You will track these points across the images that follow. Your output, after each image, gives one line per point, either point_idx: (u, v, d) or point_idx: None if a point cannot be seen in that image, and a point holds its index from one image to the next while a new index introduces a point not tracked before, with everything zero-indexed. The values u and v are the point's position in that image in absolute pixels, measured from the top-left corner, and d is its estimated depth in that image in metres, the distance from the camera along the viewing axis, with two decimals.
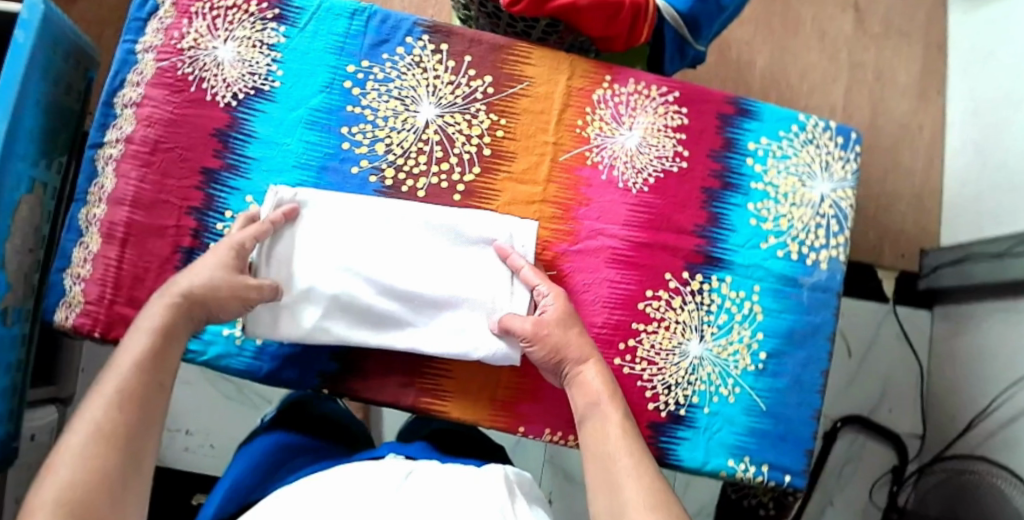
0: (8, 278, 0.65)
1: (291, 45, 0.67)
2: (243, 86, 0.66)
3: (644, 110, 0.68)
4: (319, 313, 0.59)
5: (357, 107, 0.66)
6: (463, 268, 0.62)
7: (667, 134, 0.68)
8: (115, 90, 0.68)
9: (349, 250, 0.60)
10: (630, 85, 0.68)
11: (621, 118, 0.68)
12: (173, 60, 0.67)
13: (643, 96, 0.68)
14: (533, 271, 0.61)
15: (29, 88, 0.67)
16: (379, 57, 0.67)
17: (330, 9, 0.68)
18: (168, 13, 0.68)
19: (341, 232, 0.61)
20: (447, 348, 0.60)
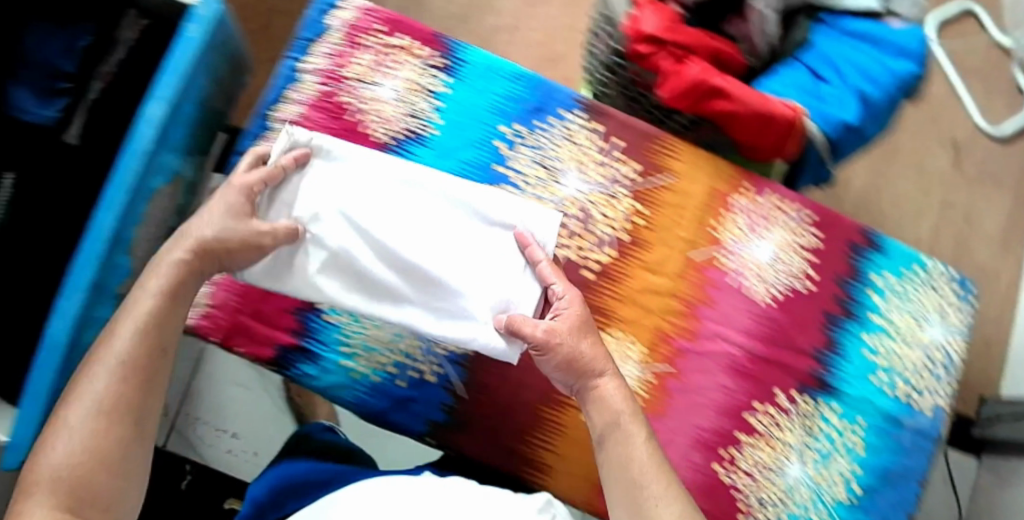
0: (133, 263, 0.66)
1: (452, 96, 0.68)
2: (400, 127, 0.68)
3: (781, 225, 0.69)
4: (319, 266, 0.58)
5: (505, 168, 0.67)
6: (479, 250, 0.60)
7: (798, 253, 0.69)
8: (272, 103, 0.68)
9: (359, 209, 0.59)
10: (766, 196, 0.69)
11: (758, 228, 0.68)
12: (335, 87, 0.68)
13: (781, 211, 0.69)
14: (550, 266, 0.59)
15: (192, 83, 0.66)
16: (534, 123, 0.68)
17: (494, 68, 0.69)
18: (336, 38, 0.69)
19: (356, 192, 0.60)
20: (447, 330, 0.58)
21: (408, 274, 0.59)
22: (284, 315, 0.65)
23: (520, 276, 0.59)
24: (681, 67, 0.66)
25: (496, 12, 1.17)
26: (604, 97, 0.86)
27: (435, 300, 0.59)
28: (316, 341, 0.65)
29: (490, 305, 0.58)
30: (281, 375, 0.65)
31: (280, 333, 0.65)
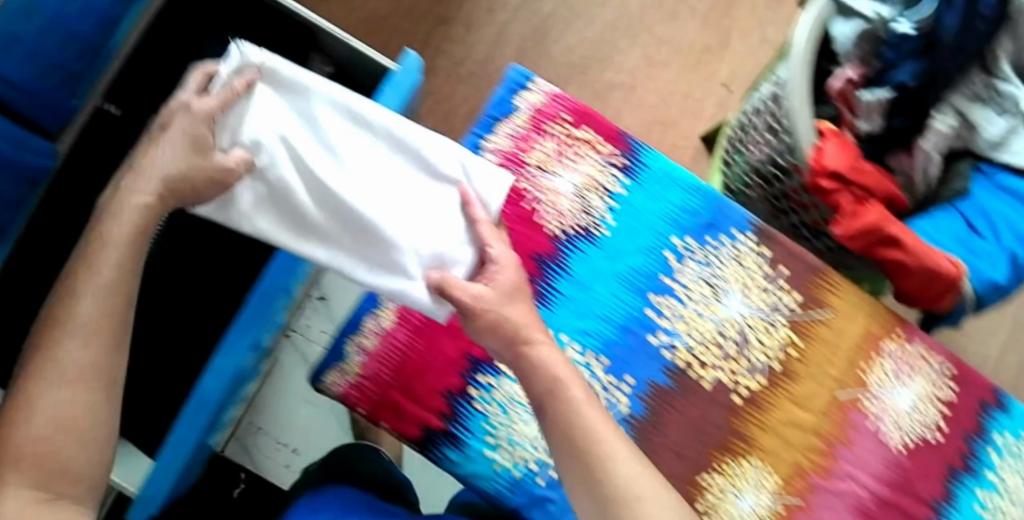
0: (282, 318, 0.66)
1: (628, 198, 0.68)
2: (573, 223, 0.67)
3: (923, 374, 0.70)
4: (246, 199, 0.48)
5: (671, 280, 0.67)
6: (416, 198, 0.52)
7: (935, 404, 0.70)
8: None
9: (291, 131, 0.50)
10: (918, 347, 0.70)
11: (902, 375, 0.69)
12: (514, 171, 0.67)
13: (926, 361, 0.70)
14: (491, 229, 0.51)
15: None
16: (706, 239, 0.67)
17: (674, 177, 0.68)
18: (522, 121, 0.68)
19: (318, 130, 0.50)
20: (381, 282, 0.51)
21: (316, 199, 0.50)
22: (436, 398, 0.65)
23: (456, 236, 0.51)
24: (860, 209, 0.66)
25: (615, 68, 1.17)
26: (744, 197, 0.86)
27: (403, 262, 0.51)
28: (463, 429, 0.64)
29: (418, 257, 0.51)
30: (423, 454, 0.65)
31: (428, 414, 0.64)
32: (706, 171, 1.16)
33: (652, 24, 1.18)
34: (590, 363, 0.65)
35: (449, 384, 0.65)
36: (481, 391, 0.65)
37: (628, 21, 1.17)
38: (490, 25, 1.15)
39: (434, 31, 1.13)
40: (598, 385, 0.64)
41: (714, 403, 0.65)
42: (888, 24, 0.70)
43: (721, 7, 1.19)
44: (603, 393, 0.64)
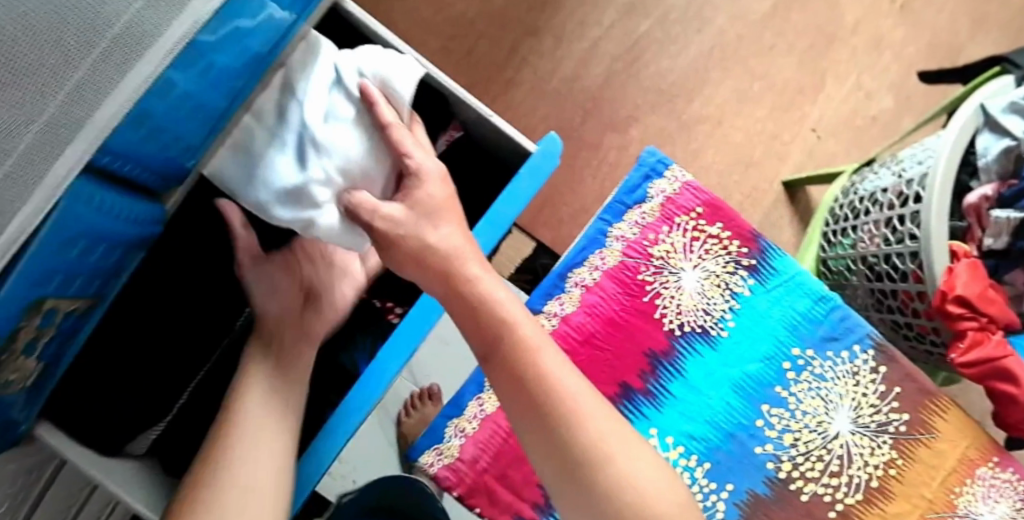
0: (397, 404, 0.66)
1: (751, 301, 0.66)
2: (692, 320, 0.66)
3: (1008, 498, 0.66)
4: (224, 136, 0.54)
5: (785, 390, 0.66)
6: (335, 122, 0.56)
7: None
8: (573, 263, 0.66)
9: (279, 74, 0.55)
10: (1007, 472, 0.67)
11: (988, 498, 0.66)
12: (639, 262, 0.65)
13: (1012, 487, 0.67)
14: (403, 131, 0.54)
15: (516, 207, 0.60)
16: (824, 351, 0.67)
17: (801, 285, 0.67)
18: (653, 210, 0.66)
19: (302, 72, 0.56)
20: (296, 204, 0.55)
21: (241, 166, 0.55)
22: (532, 487, 0.64)
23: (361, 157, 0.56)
24: (983, 340, 0.66)
25: (704, 100, 1.11)
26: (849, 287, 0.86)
27: (311, 176, 0.54)
28: None
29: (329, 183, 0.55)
30: None
31: (523, 504, 0.64)
32: (784, 215, 1.11)
33: (748, 56, 1.11)
34: (692, 466, 0.64)
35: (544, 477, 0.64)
36: None
37: (723, 51, 1.11)
38: (580, 41, 1.10)
39: (523, 41, 1.09)
40: (688, 479, 0.64)
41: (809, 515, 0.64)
42: None
43: (819, 46, 1.12)
44: (702, 498, 0.64)
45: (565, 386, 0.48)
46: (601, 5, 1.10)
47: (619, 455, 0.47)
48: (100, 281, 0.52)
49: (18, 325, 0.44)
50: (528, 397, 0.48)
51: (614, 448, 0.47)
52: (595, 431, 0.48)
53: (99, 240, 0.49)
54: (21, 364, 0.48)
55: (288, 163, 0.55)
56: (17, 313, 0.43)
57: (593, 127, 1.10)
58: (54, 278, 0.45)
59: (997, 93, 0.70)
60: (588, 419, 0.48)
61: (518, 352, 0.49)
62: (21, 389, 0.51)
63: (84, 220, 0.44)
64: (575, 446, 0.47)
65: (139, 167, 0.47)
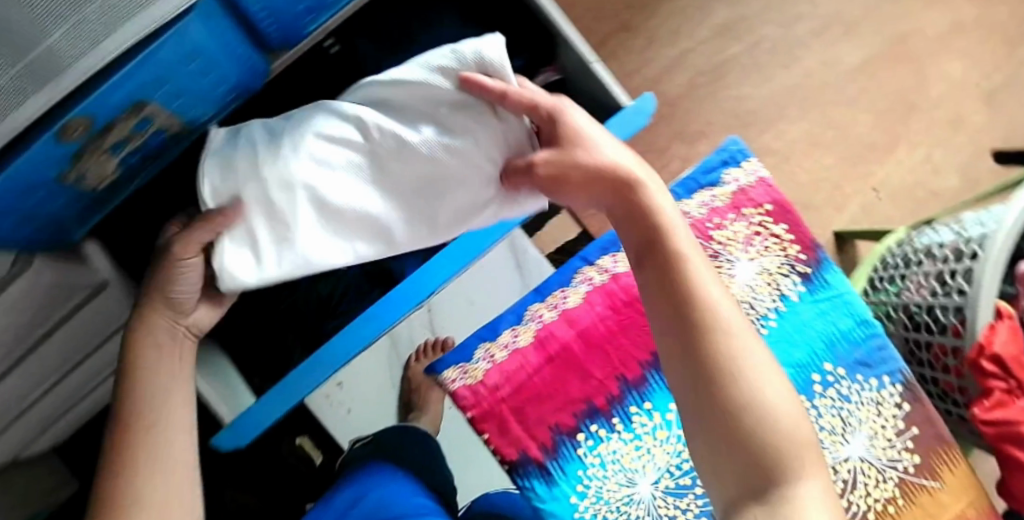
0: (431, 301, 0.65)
1: (796, 306, 0.67)
2: (735, 311, 0.66)
3: None
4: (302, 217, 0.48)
5: (808, 401, 0.67)
6: (436, 135, 0.49)
7: None
8: None
9: (303, 138, 0.48)
10: None
11: None
12: (697, 242, 0.65)
13: None
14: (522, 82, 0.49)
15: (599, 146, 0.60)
16: (855, 374, 0.68)
17: (847, 304, 0.68)
18: (724, 196, 0.67)
19: (330, 125, 0.49)
20: (466, 220, 0.53)
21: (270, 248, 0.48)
22: (543, 428, 0.65)
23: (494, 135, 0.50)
24: (1009, 402, 0.68)
25: (777, 134, 1.09)
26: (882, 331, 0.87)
27: (468, 190, 0.51)
28: (558, 467, 0.64)
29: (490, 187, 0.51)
30: (509, 477, 0.65)
31: (531, 442, 0.65)
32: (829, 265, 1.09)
33: (830, 103, 1.09)
34: None
35: (560, 420, 0.65)
36: (589, 440, 0.65)
37: (806, 92, 1.09)
38: (670, 48, 1.07)
39: (614, 33, 1.06)
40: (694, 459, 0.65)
41: None
42: None
43: (902, 112, 1.10)
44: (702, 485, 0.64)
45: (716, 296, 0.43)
46: (699, 18, 1.08)
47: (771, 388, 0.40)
48: (199, 111, 0.52)
49: (116, 118, 0.45)
50: (677, 301, 0.43)
51: (767, 380, 0.41)
52: (748, 358, 0.41)
53: (212, 67, 0.48)
54: (102, 164, 0.49)
55: (388, 206, 0.51)
56: (115, 108, 0.44)
57: (664, 133, 1.07)
58: (162, 88, 0.46)
59: None
60: (739, 341, 0.41)
61: (667, 246, 0.44)
62: (93, 185, 0.52)
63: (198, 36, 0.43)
64: (722, 366, 0.41)
65: (267, 9, 0.48)
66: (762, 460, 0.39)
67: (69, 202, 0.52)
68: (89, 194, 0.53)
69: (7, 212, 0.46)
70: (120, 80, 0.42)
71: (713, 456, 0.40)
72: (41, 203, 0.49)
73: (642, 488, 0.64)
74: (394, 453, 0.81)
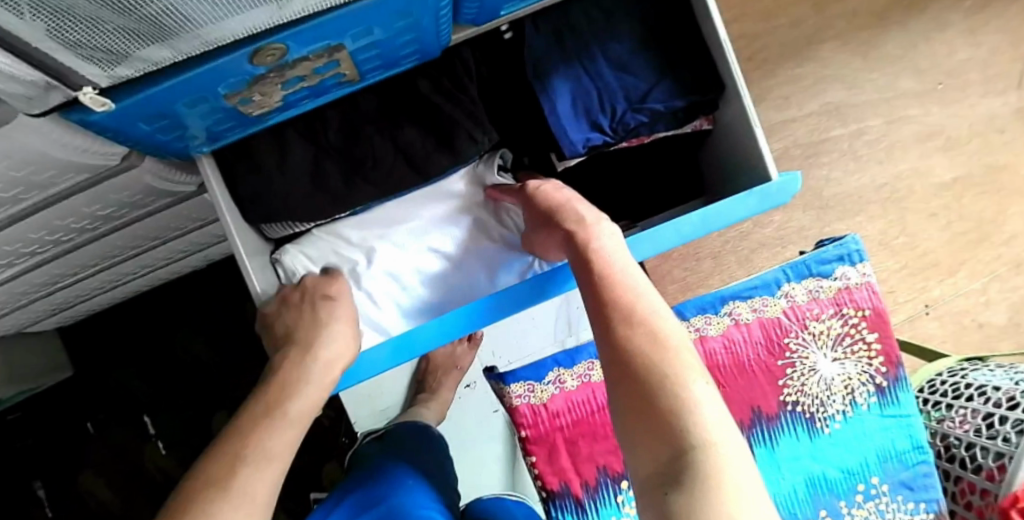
0: None
1: (863, 414, 0.67)
2: (806, 403, 0.67)
3: None
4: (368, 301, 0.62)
5: (846, 507, 0.66)
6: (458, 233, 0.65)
7: None
8: (737, 294, 0.68)
9: (355, 243, 0.64)
10: None
11: None
12: (790, 327, 0.67)
13: None
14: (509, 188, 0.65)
15: (733, 211, 0.58)
16: (898, 493, 0.67)
17: (913, 426, 0.68)
18: (827, 290, 0.68)
19: (369, 230, 0.64)
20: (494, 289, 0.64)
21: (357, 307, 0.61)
22: (590, 466, 0.64)
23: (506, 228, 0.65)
24: None
25: (852, 226, 1.13)
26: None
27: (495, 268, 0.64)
28: (595, 507, 0.63)
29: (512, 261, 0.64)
30: (543, 504, 0.64)
31: (575, 477, 0.64)
32: None
33: (908, 211, 1.14)
34: None
35: (609, 464, 0.64)
36: (631, 489, 0.64)
37: (890, 193, 1.14)
38: (776, 112, 1.11)
39: None
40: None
41: None
42: None
43: (973, 238, 1.15)
44: None
45: (640, 297, 0.43)
46: (812, 92, 1.11)
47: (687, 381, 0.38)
48: (376, 65, 0.50)
49: (309, 54, 0.42)
50: (598, 304, 0.43)
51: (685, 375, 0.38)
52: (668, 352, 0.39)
53: (413, 28, 0.46)
54: (270, 93, 0.46)
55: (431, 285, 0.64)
56: (317, 43, 0.42)
57: None
58: (364, 36, 0.43)
59: None
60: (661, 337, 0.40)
61: (594, 258, 0.45)
62: (249, 111, 0.48)
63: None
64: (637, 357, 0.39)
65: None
66: (677, 453, 0.36)
67: (219, 122, 0.48)
68: (237, 118, 0.48)
69: (164, 113, 0.43)
70: (336, 17, 0.39)
71: (634, 451, 0.37)
72: (194, 116, 0.45)
73: None
74: (408, 453, 0.78)
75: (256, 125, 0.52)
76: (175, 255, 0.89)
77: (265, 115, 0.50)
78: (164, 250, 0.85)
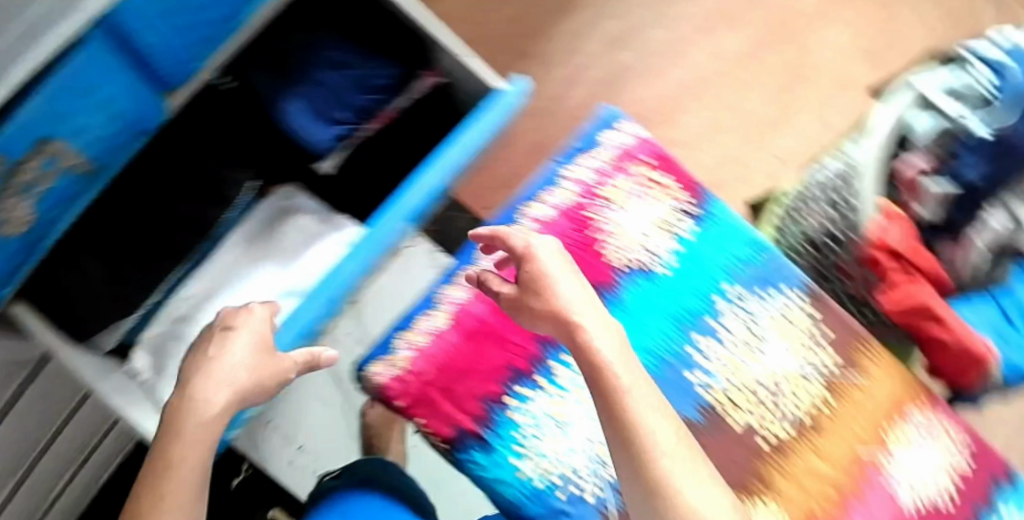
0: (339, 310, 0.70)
1: (690, 240, 0.73)
2: (635, 258, 0.72)
3: (940, 441, 0.77)
4: None
5: (714, 322, 0.72)
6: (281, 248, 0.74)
7: (951, 475, 0.76)
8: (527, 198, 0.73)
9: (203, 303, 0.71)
10: (939, 417, 0.77)
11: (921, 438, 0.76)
12: (589, 203, 0.73)
13: (945, 432, 0.77)
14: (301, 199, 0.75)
15: (477, 134, 0.68)
16: (756, 290, 0.73)
17: (739, 230, 0.74)
18: (604, 157, 0.74)
19: (211, 287, 0.72)
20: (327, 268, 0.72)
21: None
22: (473, 401, 0.68)
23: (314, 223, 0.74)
24: (914, 281, 0.74)
25: (679, 126, 1.20)
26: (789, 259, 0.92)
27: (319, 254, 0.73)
28: (493, 431, 0.68)
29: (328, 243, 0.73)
30: (449, 455, 0.68)
31: (465, 417, 0.68)
32: None
33: (723, 89, 1.21)
34: None
35: (488, 391, 0.69)
36: (516, 400, 0.69)
37: (700, 81, 1.21)
38: (565, 64, 1.18)
39: (513, 62, 1.17)
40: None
41: (740, 443, 0.71)
42: (967, 127, 0.78)
43: (790, 82, 1.22)
44: None
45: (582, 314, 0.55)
46: (588, 33, 1.20)
47: (648, 426, 0.50)
48: (102, 148, 0.59)
49: (27, 155, 0.50)
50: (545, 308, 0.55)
51: (652, 422, 0.50)
52: (637, 404, 0.51)
53: (110, 101, 0.56)
54: (17, 208, 0.52)
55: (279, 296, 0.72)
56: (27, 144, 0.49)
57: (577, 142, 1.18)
58: (66, 122, 0.52)
59: (933, 82, 0.81)
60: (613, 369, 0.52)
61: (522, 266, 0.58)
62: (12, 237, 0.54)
63: (105, 71, 0.54)
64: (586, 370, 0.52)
65: (158, 41, 0.57)
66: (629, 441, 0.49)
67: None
68: (10, 246, 0.54)
69: None
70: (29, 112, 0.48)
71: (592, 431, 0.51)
72: None
73: (579, 439, 0.68)
74: (373, 484, 0.80)
75: (30, 249, 0.58)
76: (87, 442, 0.86)
77: (28, 235, 0.56)
78: (72, 441, 0.82)
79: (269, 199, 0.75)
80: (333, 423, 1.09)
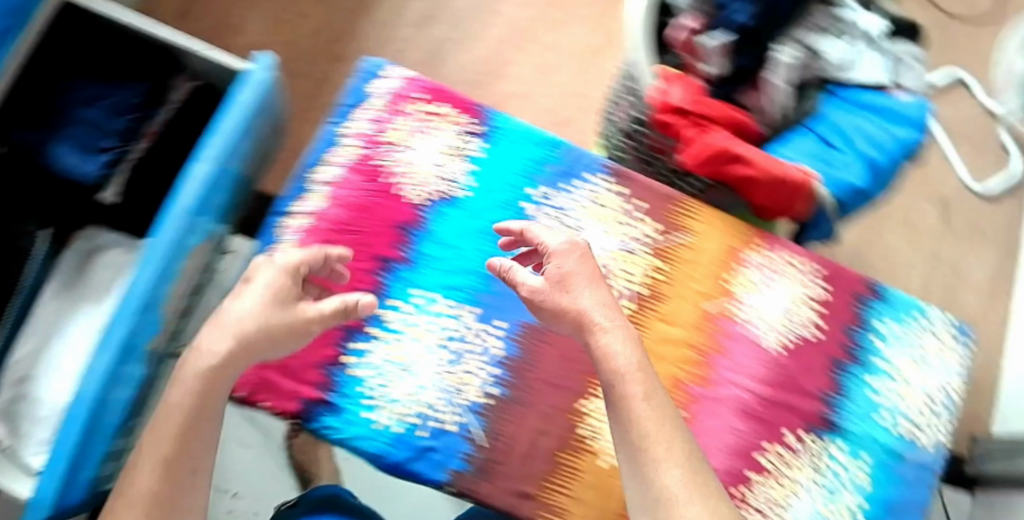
0: (161, 323, 0.71)
1: (482, 157, 0.75)
2: (434, 189, 0.73)
3: (790, 274, 0.77)
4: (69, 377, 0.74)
5: (527, 226, 0.73)
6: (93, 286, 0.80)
7: (809, 303, 0.76)
8: (312, 165, 0.74)
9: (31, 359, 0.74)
10: (780, 252, 0.77)
11: (768, 278, 0.76)
12: (374, 151, 0.73)
13: (791, 264, 0.77)
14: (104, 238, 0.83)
15: (238, 116, 0.71)
16: (559, 185, 0.75)
17: (524, 135, 0.76)
18: (376, 105, 0.75)
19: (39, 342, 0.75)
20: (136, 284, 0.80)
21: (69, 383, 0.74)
22: (312, 370, 0.68)
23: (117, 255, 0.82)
24: (704, 128, 0.73)
25: (509, 79, 1.21)
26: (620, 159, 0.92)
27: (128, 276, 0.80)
28: (338, 393, 0.68)
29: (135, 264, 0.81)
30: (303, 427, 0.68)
31: (307, 388, 0.68)
32: None
33: (541, 33, 1.24)
34: (455, 314, 0.71)
35: (323, 356, 0.69)
36: (354, 356, 0.69)
37: (518, 31, 1.24)
38: (383, 53, 1.20)
39: (333, 66, 1.18)
40: (450, 331, 0.70)
41: None
42: None
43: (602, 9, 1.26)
44: (472, 340, 0.71)
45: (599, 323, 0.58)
46: (397, 20, 1.22)
47: (652, 442, 0.53)
48: None
49: None
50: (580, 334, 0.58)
51: (661, 441, 0.53)
52: (655, 426, 0.53)
53: None
54: None
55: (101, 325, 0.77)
56: None
57: None
58: None
59: None
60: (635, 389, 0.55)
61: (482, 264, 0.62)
62: None
63: None
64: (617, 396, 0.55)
65: None
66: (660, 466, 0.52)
67: None
68: None
69: None
70: None
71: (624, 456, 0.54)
72: None
73: (424, 375, 0.69)
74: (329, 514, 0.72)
75: None
76: None
77: None
78: None
79: (69, 250, 0.81)
80: (260, 465, 1.04)
